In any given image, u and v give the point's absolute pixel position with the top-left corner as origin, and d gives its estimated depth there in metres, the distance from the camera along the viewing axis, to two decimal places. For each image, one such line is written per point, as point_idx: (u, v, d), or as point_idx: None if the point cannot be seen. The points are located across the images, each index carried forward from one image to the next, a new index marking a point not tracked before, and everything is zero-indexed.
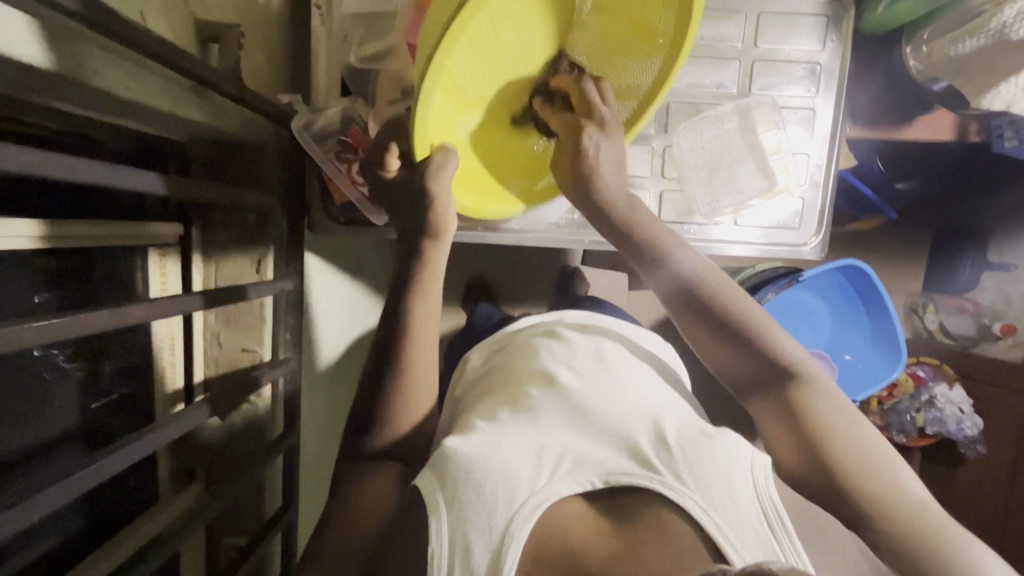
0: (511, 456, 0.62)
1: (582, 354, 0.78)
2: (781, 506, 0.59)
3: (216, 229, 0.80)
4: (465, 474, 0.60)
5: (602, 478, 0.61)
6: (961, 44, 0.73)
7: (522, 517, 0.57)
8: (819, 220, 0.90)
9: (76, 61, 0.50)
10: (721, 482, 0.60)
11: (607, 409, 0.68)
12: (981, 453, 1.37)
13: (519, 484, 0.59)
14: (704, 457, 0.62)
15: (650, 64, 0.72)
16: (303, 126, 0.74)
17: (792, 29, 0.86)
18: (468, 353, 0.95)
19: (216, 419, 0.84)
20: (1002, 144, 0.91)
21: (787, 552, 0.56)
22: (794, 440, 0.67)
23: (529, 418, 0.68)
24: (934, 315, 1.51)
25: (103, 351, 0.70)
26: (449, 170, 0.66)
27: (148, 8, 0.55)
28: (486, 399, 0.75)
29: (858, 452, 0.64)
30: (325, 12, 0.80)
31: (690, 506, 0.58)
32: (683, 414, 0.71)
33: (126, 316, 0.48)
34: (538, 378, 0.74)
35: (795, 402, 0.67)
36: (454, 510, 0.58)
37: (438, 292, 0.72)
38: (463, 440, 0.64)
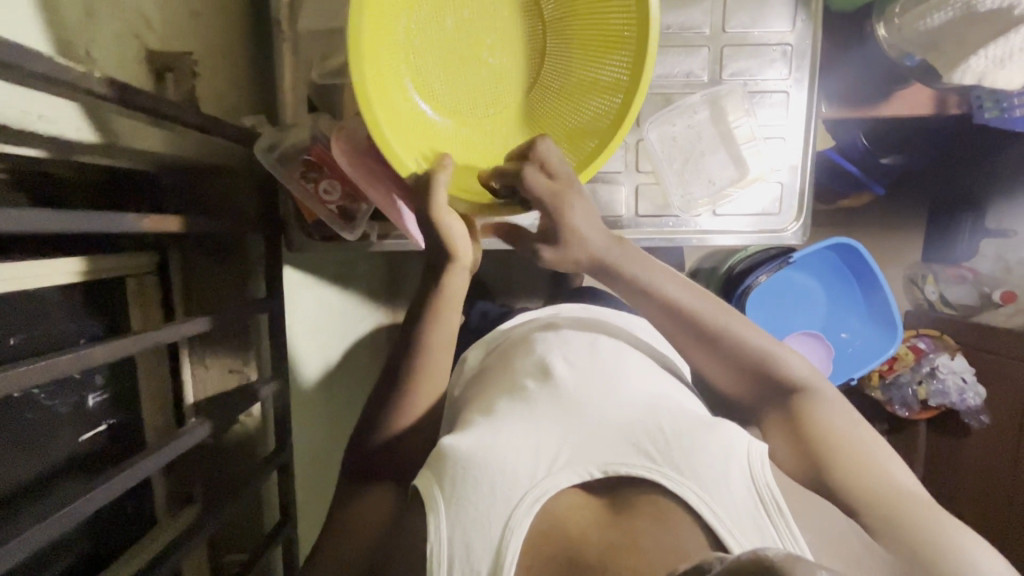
0: (508, 450, 0.62)
1: (578, 345, 0.77)
2: (777, 488, 0.57)
3: (193, 254, 0.80)
4: (463, 470, 0.60)
5: (600, 468, 0.60)
6: (929, 18, 0.70)
7: (520, 513, 0.57)
8: (799, 204, 0.89)
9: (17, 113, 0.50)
10: (719, 469, 0.58)
11: (604, 399, 0.67)
12: (983, 423, 1.36)
13: (518, 480, 0.59)
14: (700, 443, 0.60)
15: (622, 57, 0.70)
16: (267, 149, 0.73)
17: (761, 11, 0.84)
18: (466, 352, 0.94)
19: (209, 441, 0.85)
20: (982, 115, 0.88)
21: (784, 538, 0.54)
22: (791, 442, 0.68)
23: (525, 409, 0.67)
24: (934, 286, 1.49)
25: (87, 385, 0.70)
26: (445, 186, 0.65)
27: (94, 46, 0.54)
28: (483, 395, 0.75)
29: (848, 447, 0.66)
30: (285, 30, 0.79)
31: (691, 497, 0.56)
32: (678, 401, 0.69)
33: (93, 358, 0.50)
34: (534, 371, 0.73)
35: (793, 410, 0.70)
36: (451, 508, 0.58)
37: (453, 318, 0.72)
38: (460, 439, 0.64)
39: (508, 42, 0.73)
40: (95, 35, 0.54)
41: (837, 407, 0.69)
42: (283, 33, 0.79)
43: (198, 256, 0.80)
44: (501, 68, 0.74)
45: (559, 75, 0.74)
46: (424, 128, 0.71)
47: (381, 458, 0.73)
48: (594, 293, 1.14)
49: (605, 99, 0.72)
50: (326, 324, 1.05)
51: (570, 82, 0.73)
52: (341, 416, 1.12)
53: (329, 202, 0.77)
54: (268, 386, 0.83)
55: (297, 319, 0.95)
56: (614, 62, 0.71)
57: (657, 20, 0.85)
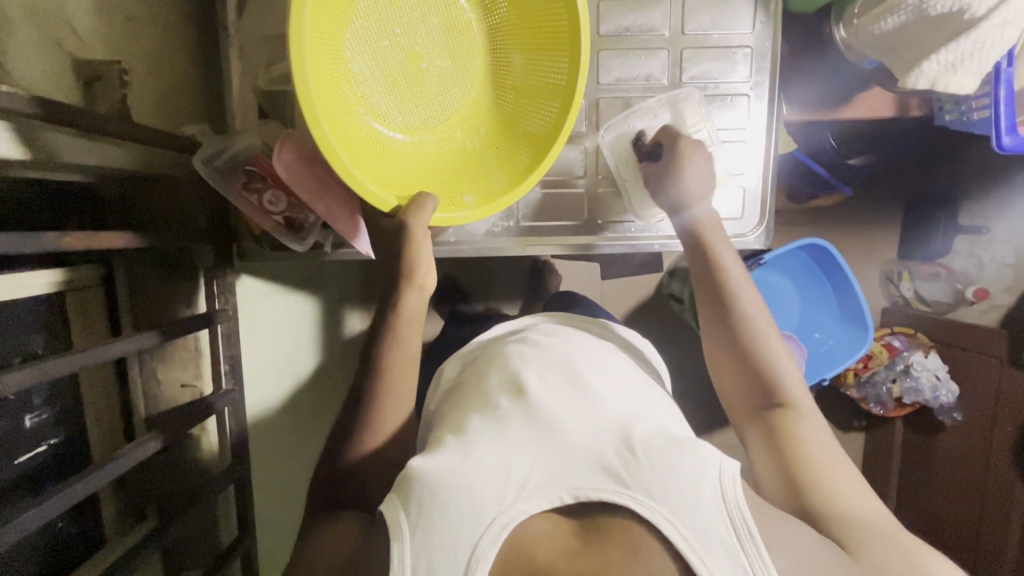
0: (477, 475, 0.60)
1: (553, 357, 0.74)
2: (749, 512, 0.56)
3: (139, 266, 0.78)
4: (429, 494, 0.58)
5: (570, 493, 0.58)
6: (883, 22, 0.69)
7: (487, 541, 0.56)
8: (762, 209, 0.88)
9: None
10: (687, 491, 0.56)
11: (577, 419, 0.64)
12: (957, 420, 1.39)
13: (488, 506, 0.58)
14: (671, 464, 0.58)
15: (559, 63, 0.69)
16: (207, 160, 0.71)
17: (720, 13, 0.83)
18: (442, 365, 0.91)
19: (163, 456, 0.83)
20: (942, 117, 0.88)
21: (756, 565, 0.53)
22: (772, 462, 0.68)
23: (496, 431, 0.65)
24: (910, 283, 1.47)
25: (26, 404, 0.68)
26: (428, 212, 0.65)
27: (10, 58, 0.52)
28: (454, 411, 0.72)
29: (829, 468, 0.66)
30: (230, 33, 0.77)
31: (661, 522, 0.55)
32: (652, 417, 0.67)
33: (9, 386, 0.49)
34: (506, 386, 0.70)
35: (780, 428, 0.69)
36: (417, 536, 0.57)
37: (416, 334, 0.71)
38: (429, 459, 0.63)
39: (443, 49, 0.71)
40: (12, 49, 0.52)
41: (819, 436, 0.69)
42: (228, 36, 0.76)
43: (145, 268, 0.79)
44: (439, 76, 0.71)
45: (499, 85, 0.74)
46: (383, 155, 0.69)
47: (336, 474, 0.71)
48: (580, 299, 1.11)
49: (545, 106, 0.71)
50: (291, 333, 1.03)
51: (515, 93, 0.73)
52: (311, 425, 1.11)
53: (274, 213, 0.74)
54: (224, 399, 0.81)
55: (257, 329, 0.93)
56: (555, 56, 0.69)
57: (615, 22, 0.83)
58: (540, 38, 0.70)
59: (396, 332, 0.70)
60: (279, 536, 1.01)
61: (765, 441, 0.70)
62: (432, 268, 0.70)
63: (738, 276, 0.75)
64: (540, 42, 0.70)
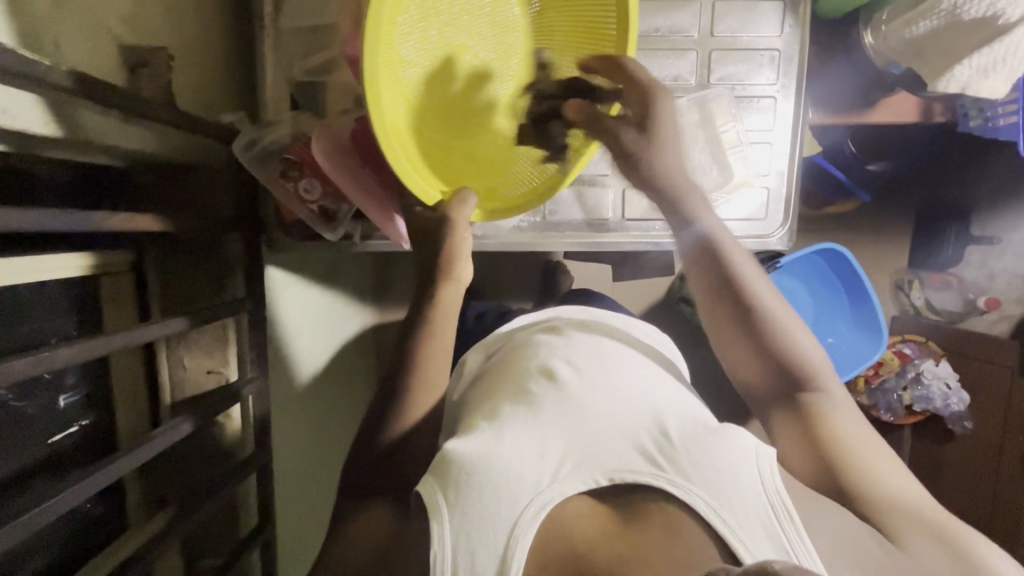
0: (514, 456, 0.59)
1: (581, 348, 0.75)
2: (788, 497, 0.57)
3: (170, 252, 0.77)
4: (467, 476, 0.58)
5: (606, 475, 0.59)
6: (915, 26, 0.70)
7: (526, 522, 0.56)
8: (786, 209, 0.89)
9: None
10: (724, 474, 0.57)
11: (611, 405, 0.65)
12: (967, 429, 1.38)
13: (527, 487, 0.57)
14: (707, 448, 0.60)
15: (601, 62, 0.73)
16: (247, 147, 0.73)
17: (749, 16, 0.84)
18: (465, 355, 0.93)
19: (187, 442, 0.83)
20: (967, 122, 0.92)
21: (796, 548, 0.54)
22: (804, 442, 0.65)
23: (529, 414, 0.64)
24: (921, 291, 1.48)
25: (57, 385, 0.68)
26: (472, 206, 0.67)
27: (63, 39, 0.53)
28: (484, 398, 0.72)
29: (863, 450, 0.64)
30: (267, 24, 0.78)
31: (698, 502, 0.56)
32: (684, 405, 0.68)
33: (57, 360, 0.50)
34: (538, 373, 0.70)
35: (809, 408, 0.66)
36: (456, 517, 0.56)
37: (451, 329, 0.71)
38: (465, 442, 0.62)
39: (487, 41, 0.69)
40: (64, 32, 0.53)
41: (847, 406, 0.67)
42: (265, 27, 0.78)
43: (176, 255, 0.78)
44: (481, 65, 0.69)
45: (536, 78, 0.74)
46: (427, 142, 0.66)
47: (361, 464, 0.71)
48: (590, 295, 1.13)
49: (580, 103, 0.74)
50: (309, 324, 1.03)
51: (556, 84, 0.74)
52: (326, 418, 1.10)
53: (309, 200, 0.74)
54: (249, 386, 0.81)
55: (281, 319, 0.94)
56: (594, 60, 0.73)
57: (645, 23, 0.84)
58: (585, 40, 0.73)
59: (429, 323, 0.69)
60: (292, 532, 1.00)
61: (791, 423, 0.67)
62: (470, 262, 0.70)
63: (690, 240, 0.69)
64: (584, 43, 0.73)
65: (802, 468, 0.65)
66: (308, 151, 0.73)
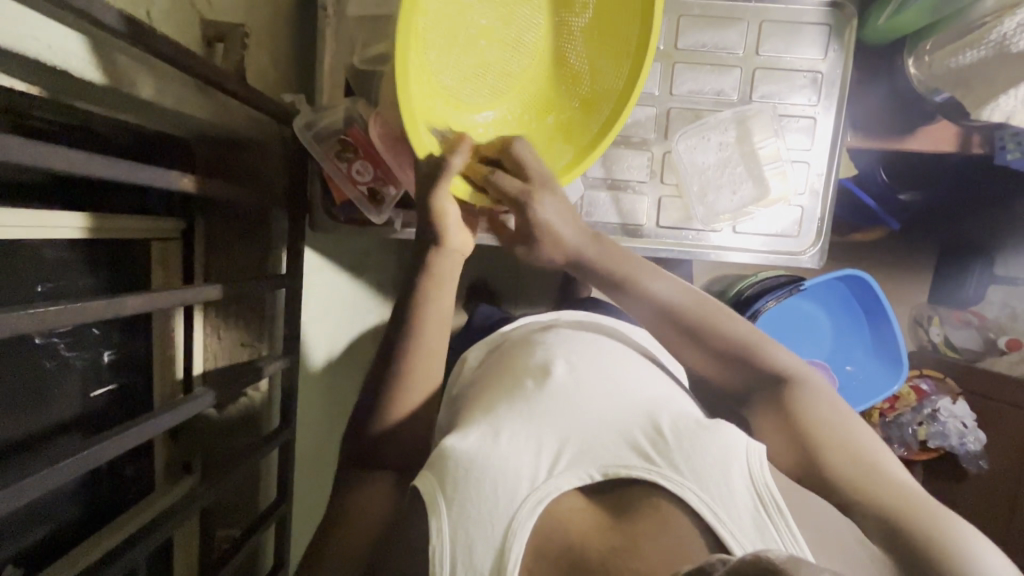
0: (511, 451, 0.59)
1: (579, 347, 0.74)
2: (779, 492, 0.54)
3: (218, 224, 0.80)
4: (464, 472, 0.58)
5: (600, 470, 0.58)
6: (962, 55, 0.75)
7: (522, 515, 0.55)
8: (818, 228, 0.90)
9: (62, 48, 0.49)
10: (717, 470, 0.55)
11: (608, 401, 0.64)
12: (983, 468, 1.31)
13: (519, 481, 0.57)
14: (701, 445, 0.58)
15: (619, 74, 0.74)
16: (305, 126, 0.76)
17: (795, 38, 0.86)
18: (466, 352, 0.91)
19: (214, 411, 0.84)
20: (1004, 156, 0.91)
21: (788, 541, 0.51)
22: (787, 435, 0.64)
23: (525, 412, 0.64)
24: (940, 328, 1.45)
25: (103, 340, 0.71)
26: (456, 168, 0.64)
27: (154, 7, 0.56)
28: (486, 392, 0.72)
29: (843, 444, 0.62)
30: (331, 14, 0.81)
31: (691, 498, 0.54)
32: (677, 404, 0.66)
33: (123, 308, 0.49)
34: (534, 370, 0.70)
35: (789, 402, 0.66)
36: (454, 511, 0.56)
37: (451, 293, 0.73)
38: (462, 438, 0.62)
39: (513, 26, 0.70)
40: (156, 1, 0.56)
41: (832, 397, 0.67)
42: (329, 17, 0.81)
43: (222, 226, 0.81)
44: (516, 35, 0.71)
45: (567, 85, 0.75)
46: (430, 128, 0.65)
47: (385, 445, 0.72)
48: (600, 303, 1.12)
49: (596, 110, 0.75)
50: (334, 309, 1.04)
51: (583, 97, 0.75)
52: (341, 406, 1.10)
53: (359, 182, 0.79)
54: (280, 361, 0.82)
55: (311, 300, 0.95)
56: (615, 70, 0.74)
57: (691, 38, 0.87)
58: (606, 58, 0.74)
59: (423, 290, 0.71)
60: (300, 515, 1.00)
61: (773, 421, 0.66)
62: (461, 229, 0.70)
63: (664, 284, 0.72)
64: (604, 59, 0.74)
65: (785, 457, 0.63)
66: (365, 136, 0.77)
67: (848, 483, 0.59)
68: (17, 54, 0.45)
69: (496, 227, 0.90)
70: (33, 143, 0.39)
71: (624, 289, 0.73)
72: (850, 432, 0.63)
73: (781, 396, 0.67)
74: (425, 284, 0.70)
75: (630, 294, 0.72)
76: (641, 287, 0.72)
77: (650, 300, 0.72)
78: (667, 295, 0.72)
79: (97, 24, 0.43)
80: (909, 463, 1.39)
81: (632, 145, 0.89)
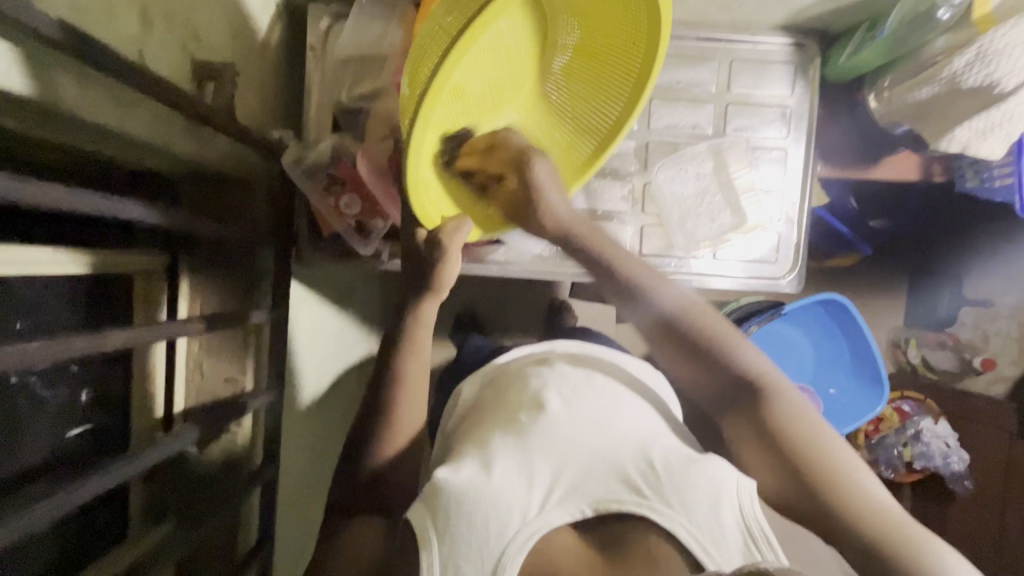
0: (503, 486, 0.58)
1: (574, 381, 0.73)
2: (768, 525, 0.55)
3: (202, 258, 0.80)
4: (457, 504, 0.56)
5: (592, 505, 0.57)
6: (918, 92, 0.80)
7: (513, 550, 0.54)
8: (794, 256, 0.93)
9: (55, 92, 0.49)
10: (708, 503, 0.55)
11: (601, 437, 0.63)
12: (968, 488, 1.32)
13: (511, 516, 0.56)
14: (693, 478, 0.57)
15: (611, 107, 0.71)
16: (294, 161, 0.78)
17: (763, 76, 0.91)
18: (459, 384, 0.91)
19: (195, 450, 0.82)
20: (964, 182, 1.00)
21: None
22: (769, 456, 0.63)
23: (518, 446, 0.63)
24: (917, 350, 1.46)
25: (82, 378, 0.69)
26: (464, 234, 0.66)
27: (147, 47, 0.57)
28: (479, 428, 0.71)
29: (828, 470, 0.61)
30: (320, 54, 0.84)
31: (681, 532, 0.54)
32: (667, 437, 0.66)
33: (105, 344, 0.48)
34: (527, 405, 0.69)
35: (767, 415, 0.64)
36: (445, 544, 0.55)
37: (428, 342, 0.74)
38: (453, 472, 0.60)
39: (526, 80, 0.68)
40: (149, 42, 0.57)
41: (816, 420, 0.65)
42: (317, 57, 0.84)
43: (206, 261, 0.80)
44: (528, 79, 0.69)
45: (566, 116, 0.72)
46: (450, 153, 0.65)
47: (375, 482, 0.71)
48: (587, 330, 1.13)
49: (581, 139, 0.73)
50: (320, 342, 1.03)
51: (574, 123, 0.73)
52: (326, 443, 1.07)
53: (347, 215, 0.80)
54: (265, 395, 0.80)
55: (297, 333, 0.94)
56: (608, 96, 0.70)
57: (666, 75, 0.91)
58: (609, 58, 0.67)
59: (414, 341, 0.72)
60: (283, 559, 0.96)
61: (753, 436, 0.64)
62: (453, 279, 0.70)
63: (663, 293, 0.67)
64: (608, 62, 0.68)
65: (774, 484, 0.62)
66: (353, 169, 0.78)
67: (831, 503, 0.60)
68: (5, 92, 0.45)
69: (481, 258, 0.91)
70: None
71: (626, 294, 0.68)
72: (836, 447, 0.63)
73: (758, 407, 0.65)
74: (414, 333, 0.72)
75: (629, 302, 0.68)
76: (640, 293, 0.67)
77: (646, 307, 0.68)
78: (666, 304, 0.67)
79: (96, 68, 0.44)
80: (897, 485, 1.39)
81: (614, 176, 0.92)
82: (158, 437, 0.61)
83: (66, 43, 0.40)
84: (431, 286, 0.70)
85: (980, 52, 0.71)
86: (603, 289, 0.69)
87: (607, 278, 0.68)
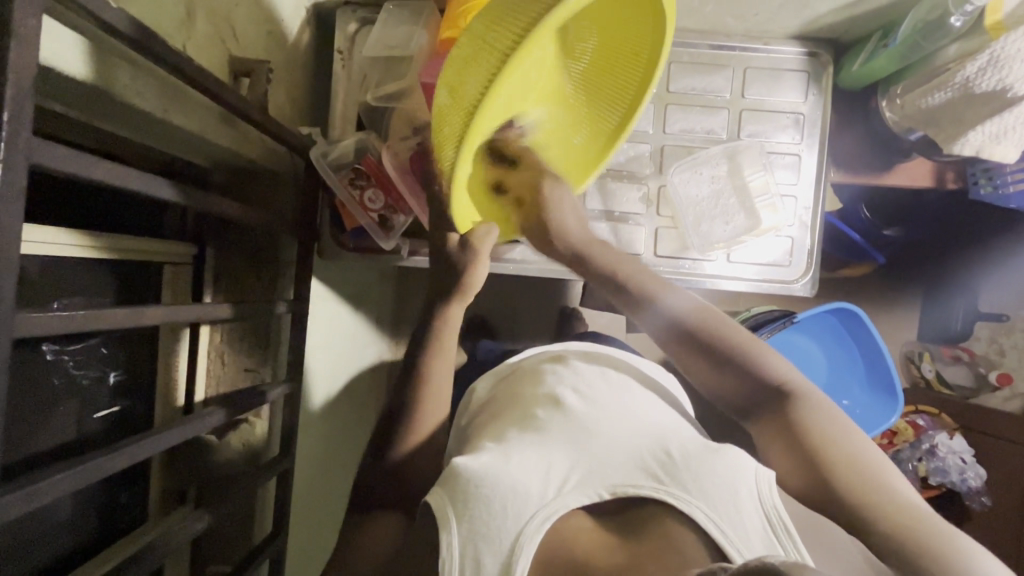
0: (520, 470, 0.59)
1: (590, 378, 0.74)
2: (786, 512, 0.55)
3: (227, 249, 0.82)
4: (475, 488, 0.57)
5: (609, 489, 0.58)
6: (931, 96, 0.81)
7: (530, 530, 0.54)
8: (808, 259, 0.94)
9: (106, 77, 0.51)
10: (725, 489, 0.55)
11: (617, 429, 0.64)
12: (985, 505, 1.30)
13: (529, 498, 0.56)
14: (709, 466, 0.58)
15: (615, 112, 0.71)
16: (321, 155, 0.80)
17: (777, 83, 0.93)
18: (475, 380, 0.92)
19: (213, 438, 0.84)
20: (978, 191, 0.98)
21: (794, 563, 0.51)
22: (793, 454, 0.63)
23: (536, 436, 0.64)
24: (931, 364, 1.49)
25: (110, 360, 0.71)
26: (489, 243, 0.70)
27: (190, 41, 0.60)
28: (496, 422, 0.71)
29: (853, 469, 0.60)
30: (346, 57, 0.88)
31: (697, 515, 0.54)
32: (684, 430, 0.66)
33: (143, 318, 0.49)
34: (544, 400, 0.70)
35: (790, 419, 0.65)
36: (464, 523, 0.56)
37: (453, 345, 0.76)
38: (472, 457, 0.62)
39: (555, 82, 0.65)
40: (192, 37, 0.60)
41: (836, 416, 0.65)
42: (344, 59, 0.87)
43: (232, 252, 0.83)
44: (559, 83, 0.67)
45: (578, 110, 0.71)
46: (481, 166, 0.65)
47: (391, 471, 0.71)
48: (600, 334, 1.14)
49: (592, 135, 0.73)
50: (337, 338, 1.05)
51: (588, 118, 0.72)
52: (338, 440, 1.08)
53: (371, 209, 0.82)
54: (285, 385, 0.82)
55: (316, 327, 0.96)
56: (619, 88, 0.69)
57: (682, 82, 0.93)
58: (625, 65, 0.67)
59: (437, 341, 0.75)
60: (295, 554, 0.96)
61: (778, 436, 0.65)
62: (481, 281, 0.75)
63: (675, 299, 0.70)
64: (623, 67, 0.67)
65: (797, 481, 0.62)
66: (379, 164, 0.80)
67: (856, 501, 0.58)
68: (63, 74, 0.47)
69: (499, 256, 0.92)
70: (60, 149, 0.39)
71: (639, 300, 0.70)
72: (860, 447, 0.62)
73: (778, 410, 0.66)
74: (438, 331, 0.75)
75: (643, 308, 0.71)
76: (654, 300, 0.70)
77: (663, 313, 0.70)
78: (679, 310, 0.70)
79: (148, 55, 0.47)
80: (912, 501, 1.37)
81: (630, 179, 0.94)
82: (185, 417, 0.62)
83: (125, 29, 0.43)
84: (459, 288, 0.74)
85: (992, 58, 0.73)
86: (620, 297, 0.72)
87: (624, 286, 0.71)
